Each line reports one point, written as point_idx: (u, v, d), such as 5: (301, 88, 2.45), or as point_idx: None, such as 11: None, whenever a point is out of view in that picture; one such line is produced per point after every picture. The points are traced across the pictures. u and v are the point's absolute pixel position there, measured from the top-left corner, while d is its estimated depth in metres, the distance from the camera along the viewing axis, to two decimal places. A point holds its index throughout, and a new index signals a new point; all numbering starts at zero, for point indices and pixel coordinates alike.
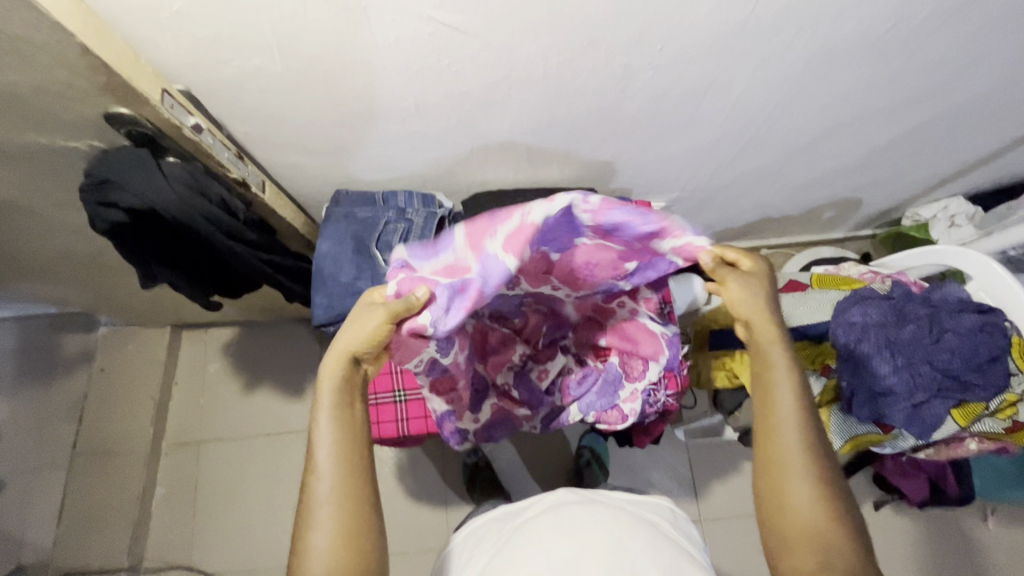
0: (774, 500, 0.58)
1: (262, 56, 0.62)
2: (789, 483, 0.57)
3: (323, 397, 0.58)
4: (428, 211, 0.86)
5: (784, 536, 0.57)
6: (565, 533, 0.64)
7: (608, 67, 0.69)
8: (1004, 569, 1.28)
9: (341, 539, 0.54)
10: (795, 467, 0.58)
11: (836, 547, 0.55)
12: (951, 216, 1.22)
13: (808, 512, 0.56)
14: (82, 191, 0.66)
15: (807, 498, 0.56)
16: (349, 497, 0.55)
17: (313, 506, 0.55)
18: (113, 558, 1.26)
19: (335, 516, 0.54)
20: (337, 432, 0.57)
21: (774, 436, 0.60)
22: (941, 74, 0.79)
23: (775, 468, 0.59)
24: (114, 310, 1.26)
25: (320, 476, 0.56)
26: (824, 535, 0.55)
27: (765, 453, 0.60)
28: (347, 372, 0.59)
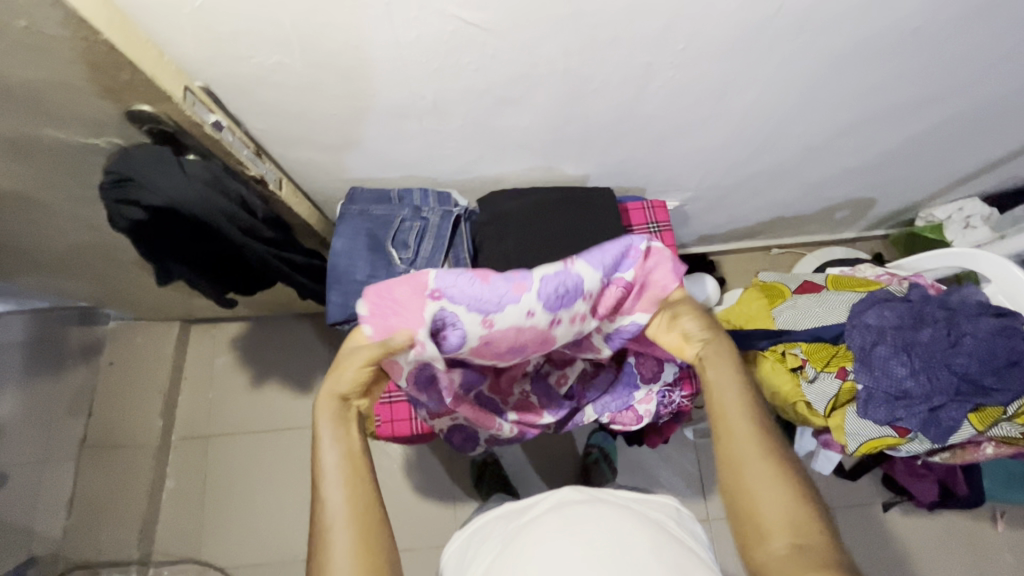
0: (740, 490, 0.54)
1: (282, 52, 0.61)
2: (751, 471, 0.54)
3: (322, 430, 0.57)
4: (444, 209, 0.86)
5: (756, 525, 0.52)
6: (572, 530, 0.64)
7: (629, 65, 0.68)
8: (1013, 572, 1.28)
9: (360, 562, 0.52)
10: (754, 451, 0.55)
11: (808, 530, 0.51)
12: (966, 217, 1.21)
13: (775, 495, 0.52)
14: (102, 189, 0.65)
15: (771, 482, 0.53)
16: (363, 518, 0.54)
17: (327, 534, 0.53)
18: (123, 550, 1.27)
19: (350, 540, 0.53)
20: (340, 459, 0.56)
21: (729, 425, 0.57)
22: (966, 74, 0.78)
23: (733, 456, 0.55)
24: (124, 304, 1.26)
25: (329, 504, 0.54)
26: (794, 517, 0.51)
27: (723, 443, 0.57)
28: (343, 405, 0.59)
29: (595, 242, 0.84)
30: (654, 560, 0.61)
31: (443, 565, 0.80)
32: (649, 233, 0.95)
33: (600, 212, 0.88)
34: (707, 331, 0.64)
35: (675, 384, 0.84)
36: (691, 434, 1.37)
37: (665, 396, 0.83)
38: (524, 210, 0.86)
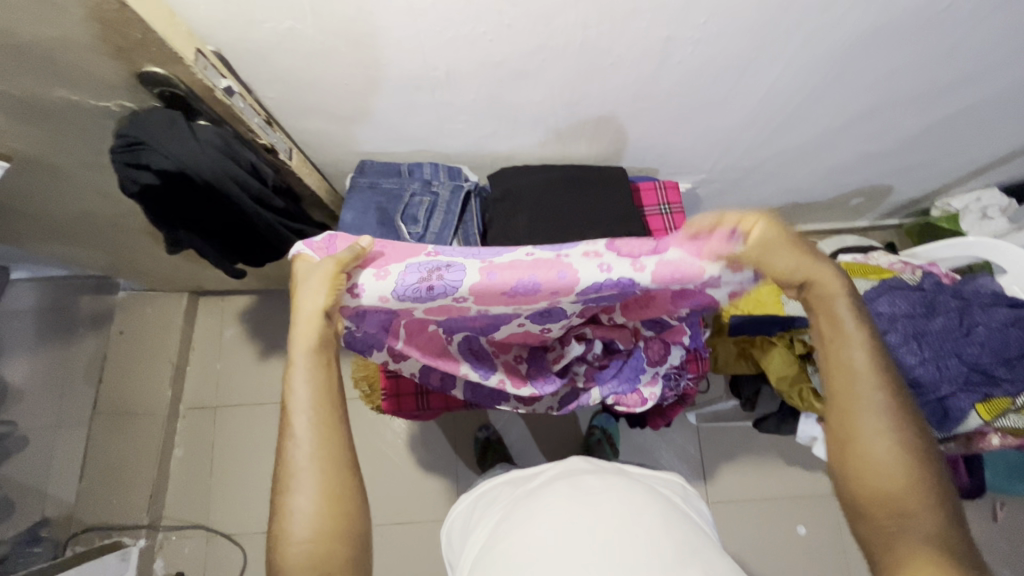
0: (856, 465, 0.55)
1: (295, 17, 0.60)
2: (869, 447, 0.55)
3: (297, 362, 0.57)
4: (454, 184, 0.85)
5: (866, 501, 0.54)
6: (579, 498, 0.65)
7: (648, 39, 0.67)
8: (1009, 564, 1.29)
9: (322, 503, 0.53)
10: (874, 427, 0.55)
11: (918, 517, 0.52)
12: (983, 207, 1.19)
13: (892, 473, 0.54)
14: (114, 152, 0.65)
15: (889, 461, 0.54)
16: (328, 460, 0.55)
17: (292, 470, 0.54)
18: (133, 515, 1.30)
19: (315, 480, 0.54)
20: (312, 395, 0.56)
21: (849, 396, 0.57)
22: (995, 57, 0.76)
23: (849, 438, 0.56)
24: (134, 274, 1.27)
25: (296, 440, 0.55)
26: (909, 500, 0.53)
27: (839, 413, 0.57)
28: (320, 334, 0.57)
29: (606, 221, 0.84)
30: (656, 534, 0.61)
31: (448, 527, 0.82)
32: (660, 214, 0.94)
33: (612, 191, 0.87)
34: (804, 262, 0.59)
35: (680, 366, 0.83)
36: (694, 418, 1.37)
37: (670, 378, 0.83)
38: (534, 188, 0.85)
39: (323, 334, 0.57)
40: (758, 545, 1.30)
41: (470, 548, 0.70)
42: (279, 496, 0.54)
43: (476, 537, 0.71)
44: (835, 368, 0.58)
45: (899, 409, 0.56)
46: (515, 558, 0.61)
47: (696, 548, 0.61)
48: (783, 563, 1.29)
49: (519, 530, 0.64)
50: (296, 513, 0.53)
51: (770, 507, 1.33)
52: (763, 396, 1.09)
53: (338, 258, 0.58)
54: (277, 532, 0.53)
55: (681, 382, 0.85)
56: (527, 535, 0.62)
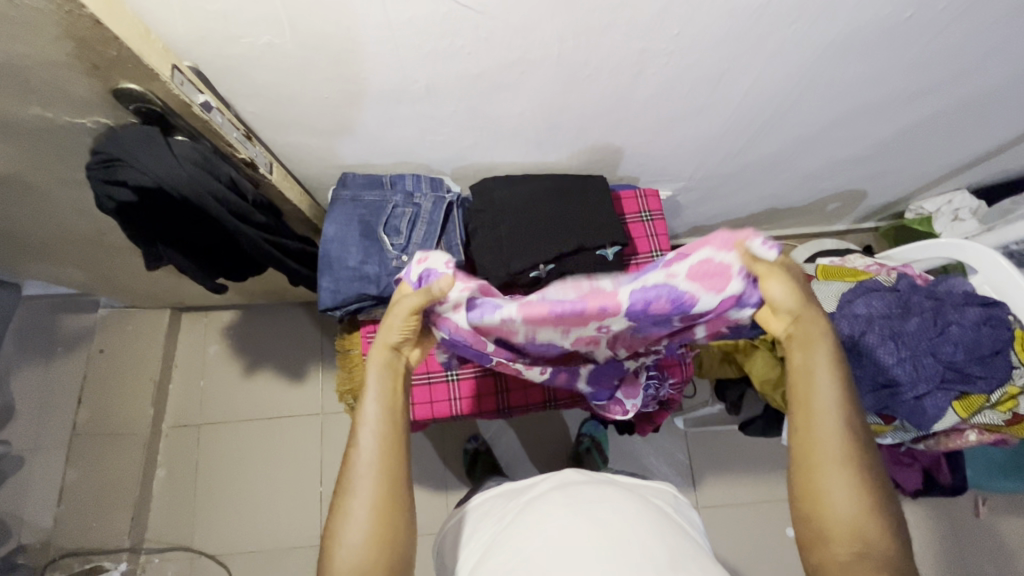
0: (812, 499, 0.56)
1: (274, 32, 0.60)
2: (828, 483, 0.56)
3: (369, 380, 0.57)
4: (436, 196, 0.86)
5: (822, 529, 0.56)
6: (574, 509, 0.65)
7: (623, 51, 0.68)
8: (992, 557, 1.31)
9: (373, 533, 0.53)
10: (834, 463, 0.56)
11: (874, 540, 0.55)
12: (954, 210, 1.23)
13: (847, 505, 0.55)
14: (89, 169, 0.65)
15: (846, 493, 0.55)
16: (388, 476, 0.55)
17: (352, 480, 0.55)
18: (114, 538, 1.27)
19: (372, 494, 0.54)
20: (380, 411, 0.56)
21: (812, 433, 0.57)
22: (957, 64, 0.78)
23: (812, 461, 0.57)
24: (116, 291, 1.25)
25: (359, 451, 0.55)
26: (864, 529, 0.55)
27: (800, 449, 0.58)
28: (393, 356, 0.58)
29: (587, 229, 0.84)
30: (650, 540, 0.61)
31: (441, 542, 0.81)
32: (642, 221, 0.95)
33: (593, 199, 0.87)
34: (795, 303, 0.56)
35: (660, 372, 0.86)
36: (681, 422, 1.38)
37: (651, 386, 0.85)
38: (517, 198, 0.86)
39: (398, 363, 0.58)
40: (748, 548, 1.31)
41: (464, 563, 0.70)
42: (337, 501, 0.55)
43: (469, 552, 0.71)
44: (807, 405, 0.58)
45: (859, 443, 0.56)
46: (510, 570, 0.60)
47: (690, 555, 0.61)
48: (774, 564, 1.30)
49: (514, 544, 0.63)
50: (350, 524, 0.53)
51: (759, 510, 1.34)
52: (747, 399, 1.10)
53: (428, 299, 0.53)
54: (331, 543, 0.54)
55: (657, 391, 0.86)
56: (523, 546, 0.62)
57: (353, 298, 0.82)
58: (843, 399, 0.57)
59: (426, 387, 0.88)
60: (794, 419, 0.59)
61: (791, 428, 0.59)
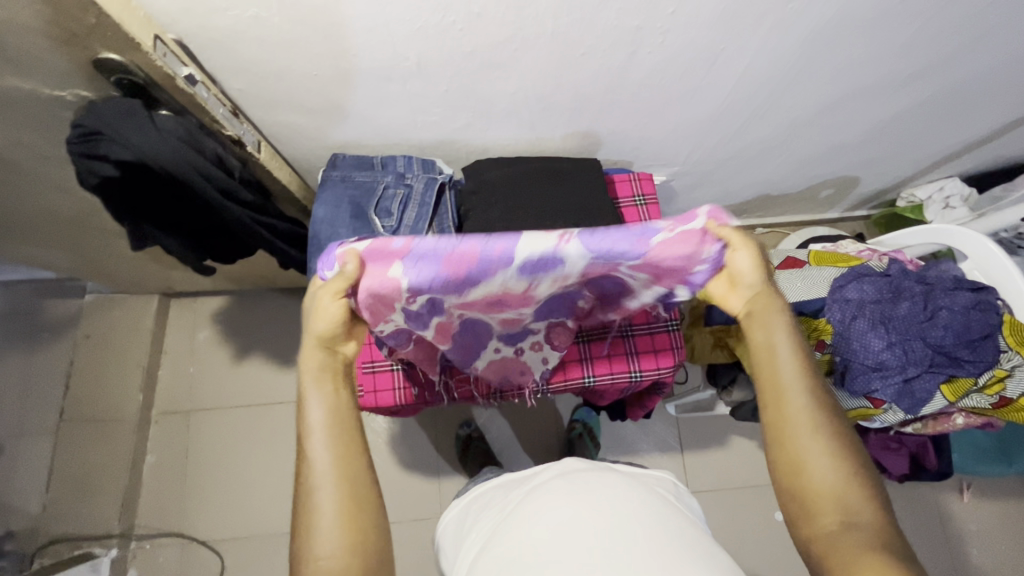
0: (794, 473, 0.57)
1: (260, 4, 0.59)
2: (804, 453, 0.56)
3: (306, 383, 0.56)
4: (428, 176, 0.85)
5: (808, 503, 0.56)
6: (576, 498, 0.64)
7: (618, 28, 0.67)
8: (975, 539, 1.34)
9: (342, 528, 0.53)
10: (807, 431, 0.57)
11: (859, 509, 0.54)
12: (946, 197, 1.23)
13: (826, 474, 0.55)
14: (69, 142, 0.62)
15: (823, 460, 0.56)
16: (348, 480, 0.54)
17: (312, 491, 0.54)
18: (105, 524, 1.26)
19: (335, 504, 0.53)
20: (326, 417, 0.56)
21: (781, 407, 0.58)
22: (952, 46, 0.78)
23: (785, 433, 0.57)
24: (103, 276, 1.23)
25: (312, 461, 0.54)
26: (846, 497, 0.55)
27: (775, 423, 0.58)
28: (327, 357, 0.57)
29: (580, 212, 0.84)
30: (658, 534, 0.60)
31: (440, 534, 0.81)
32: (635, 205, 0.95)
33: (587, 183, 0.87)
34: (757, 278, 0.58)
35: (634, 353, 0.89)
36: (673, 409, 1.39)
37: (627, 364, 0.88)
38: (511, 180, 0.85)
39: (325, 358, 0.57)
40: (738, 531, 1.33)
41: (465, 553, 0.70)
42: (300, 519, 0.54)
43: (471, 541, 0.70)
44: (770, 377, 0.59)
45: (831, 410, 0.57)
46: (512, 561, 0.60)
47: (701, 545, 0.61)
48: (763, 548, 1.31)
49: (516, 533, 0.63)
50: (317, 536, 0.52)
51: (749, 494, 1.35)
52: (737, 383, 1.10)
53: (347, 277, 0.52)
54: (299, 556, 0.53)
55: (636, 378, 0.89)
56: (526, 537, 0.62)
57: None
58: (804, 368, 0.58)
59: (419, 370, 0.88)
60: (762, 395, 0.60)
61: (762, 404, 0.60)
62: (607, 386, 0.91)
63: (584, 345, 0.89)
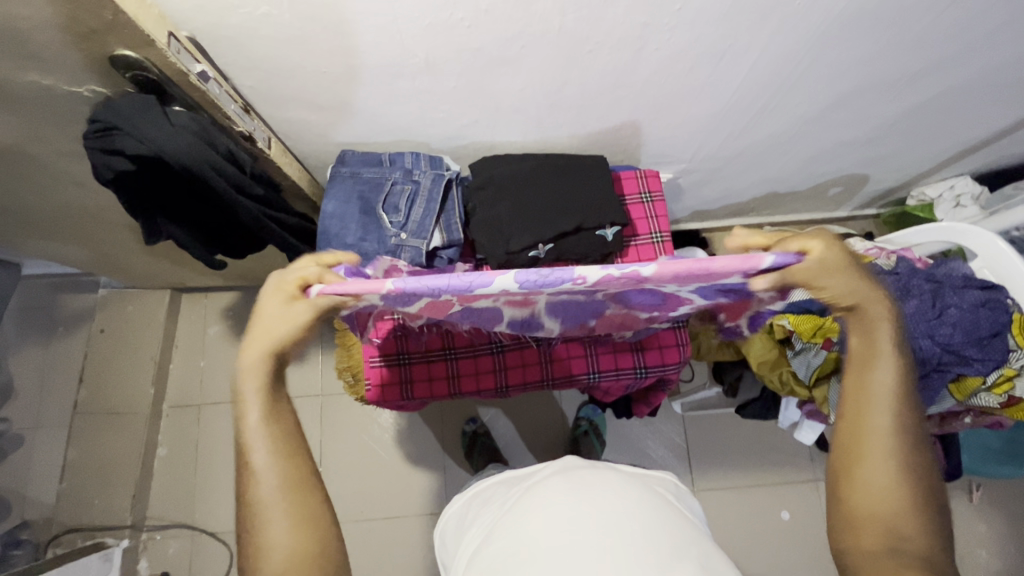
0: (848, 486, 0.57)
1: (271, 2, 0.60)
2: (869, 468, 0.56)
3: (248, 392, 0.57)
4: (436, 172, 0.85)
5: (855, 518, 0.56)
6: (575, 495, 0.65)
7: (624, 26, 0.67)
8: (985, 541, 1.33)
9: (295, 521, 0.54)
10: (881, 449, 0.56)
11: (911, 537, 0.53)
12: (957, 195, 1.23)
13: (885, 500, 0.55)
14: (86, 138, 0.64)
15: (886, 481, 0.55)
16: (298, 487, 0.55)
17: (257, 500, 0.54)
18: (116, 515, 1.28)
19: (285, 509, 0.54)
20: (268, 432, 0.56)
21: (863, 418, 0.58)
22: (960, 43, 0.77)
23: (857, 447, 0.57)
24: (116, 271, 1.25)
25: (255, 472, 0.55)
26: (896, 519, 0.54)
27: (850, 436, 0.58)
28: (271, 363, 0.58)
29: (587, 209, 0.84)
30: (652, 533, 0.60)
31: (441, 529, 0.82)
32: (642, 203, 0.95)
33: (594, 180, 0.87)
34: (862, 289, 0.58)
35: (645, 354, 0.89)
36: (679, 407, 1.39)
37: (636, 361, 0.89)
38: (518, 175, 0.85)
39: (268, 367, 0.57)
40: (744, 530, 1.32)
41: (465, 549, 0.70)
42: (247, 529, 0.54)
43: (472, 537, 0.71)
44: (859, 390, 0.59)
45: (916, 438, 0.57)
46: (512, 555, 0.61)
47: (691, 543, 0.61)
48: (770, 547, 1.31)
49: (515, 529, 0.64)
50: (269, 543, 0.53)
51: (755, 493, 1.35)
52: (743, 382, 1.11)
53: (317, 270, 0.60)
54: (253, 565, 0.53)
55: (640, 374, 0.90)
56: (526, 531, 0.62)
57: None
58: (902, 393, 0.57)
59: (426, 364, 0.89)
60: (845, 405, 0.60)
61: (840, 415, 0.60)
62: (611, 381, 0.92)
63: (590, 341, 0.89)
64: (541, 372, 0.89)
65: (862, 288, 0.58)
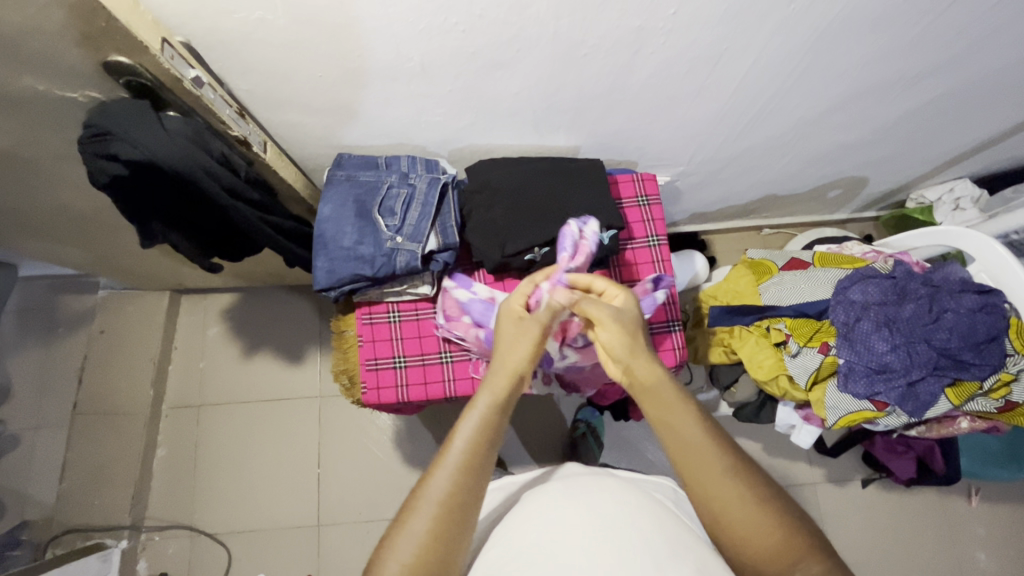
0: (735, 538, 0.56)
1: (265, 7, 0.60)
2: (733, 514, 0.56)
3: (480, 400, 0.61)
4: (432, 176, 0.86)
5: (762, 566, 0.55)
6: (574, 496, 0.66)
7: (618, 29, 0.67)
8: (985, 544, 1.32)
9: (431, 538, 0.53)
10: (729, 491, 0.56)
11: (797, 553, 0.54)
12: (956, 198, 1.22)
13: (763, 534, 0.55)
14: (81, 143, 0.63)
15: (751, 515, 0.56)
16: (449, 519, 0.54)
17: (423, 497, 0.55)
18: (116, 516, 1.28)
19: (433, 518, 0.54)
20: (473, 443, 0.58)
21: (697, 475, 0.58)
22: (956, 48, 0.77)
23: (711, 500, 0.57)
24: (116, 273, 1.26)
25: (437, 475, 0.56)
26: (786, 541, 0.55)
27: (700, 493, 0.58)
28: (512, 383, 0.63)
29: (583, 212, 0.84)
30: (650, 533, 0.61)
31: None
32: (639, 206, 0.95)
33: (590, 183, 0.87)
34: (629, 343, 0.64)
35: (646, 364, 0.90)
36: None
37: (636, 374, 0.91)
38: (515, 179, 0.85)
39: (504, 396, 0.62)
40: None
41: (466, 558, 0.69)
42: (401, 515, 0.55)
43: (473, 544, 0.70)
44: (680, 448, 0.59)
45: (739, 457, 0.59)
46: (512, 554, 0.61)
47: (689, 546, 0.61)
48: None
49: (516, 530, 0.64)
50: (405, 537, 0.53)
51: None
52: None
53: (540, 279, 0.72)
54: (383, 549, 0.53)
55: None
56: (527, 532, 0.63)
57: (346, 279, 0.82)
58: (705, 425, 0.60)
59: (421, 367, 0.89)
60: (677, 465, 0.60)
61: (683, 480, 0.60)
62: (610, 382, 0.93)
63: None
64: (539, 376, 0.90)
65: (621, 348, 0.64)
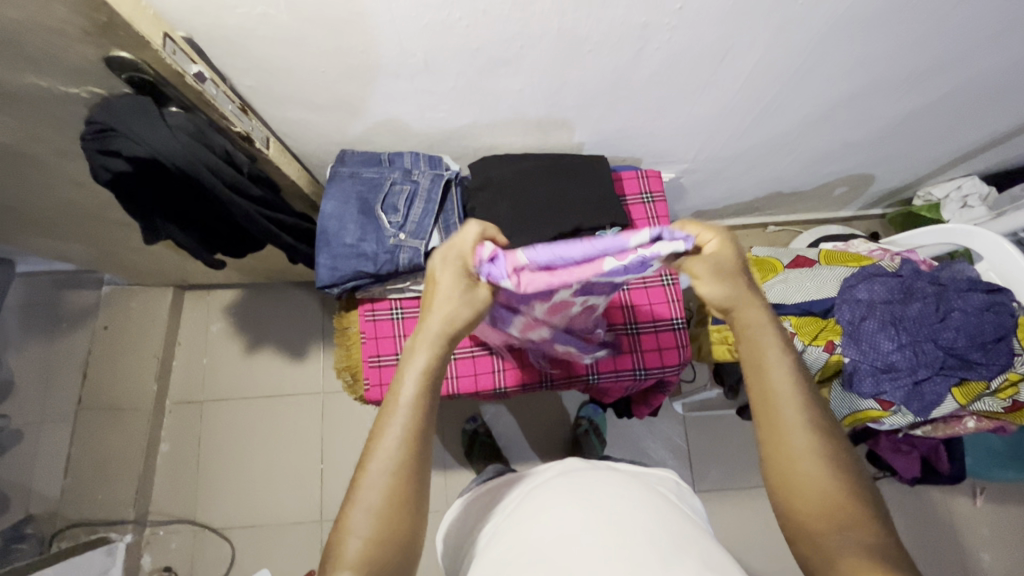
0: (787, 488, 0.53)
1: (267, 2, 0.60)
2: (798, 465, 0.53)
3: (415, 359, 0.55)
4: (435, 173, 0.85)
5: (804, 523, 0.51)
6: (576, 493, 0.65)
7: (624, 25, 0.67)
8: (989, 544, 1.32)
9: (385, 511, 0.51)
10: (802, 443, 0.53)
11: (853, 516, 0.50)
12: (964, 196, 1.21)
13: (819, 491, 0.51)
14: (85, 140, 0.64)
15: (817, 471, 0.52)
16: (404, 488, 0.52)
17: (370, 471, 0.52)
18: (120, 510, 1.29)
19: (386, 491, 0.52)
20: (416, 406, 0.54)
21: (774, 416, 0.55)
22: (966, 43, 0.76)
23: (780, 447, 0.54)
24: (119, 268, 1.26)
25: (383, 444, 0.53)
26: (844, 505, 0.51)
27: (768, 439, 0.55)
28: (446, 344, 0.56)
29: (587, 209, 0.84)
30: (653, 529, 0.60)
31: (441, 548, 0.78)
32: (643, 203, 0.94)
33: (594, 180, 0.87)
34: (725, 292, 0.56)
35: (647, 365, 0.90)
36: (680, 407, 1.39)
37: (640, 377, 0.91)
38: (518, 176, 0.85)
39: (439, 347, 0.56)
40: (745, 531, 1.32)
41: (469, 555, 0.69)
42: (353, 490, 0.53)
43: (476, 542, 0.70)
44: (765, 391, 0.56)
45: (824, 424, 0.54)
46: (514, 555, 0.60)
47: (692, 539, 0.60)
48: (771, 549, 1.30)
49: (518, 529, 0.63)
50: (358, 513, 0.51)
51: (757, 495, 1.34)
52: None
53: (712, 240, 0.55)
54: (338, 532, 0.51)
55: (640, 375, 0.90)
56: (529, 532, 0.62)
57: (349, 275, 0.82)
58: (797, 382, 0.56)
59: None
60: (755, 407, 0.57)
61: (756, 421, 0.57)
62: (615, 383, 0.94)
63: None
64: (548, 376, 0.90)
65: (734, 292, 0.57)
